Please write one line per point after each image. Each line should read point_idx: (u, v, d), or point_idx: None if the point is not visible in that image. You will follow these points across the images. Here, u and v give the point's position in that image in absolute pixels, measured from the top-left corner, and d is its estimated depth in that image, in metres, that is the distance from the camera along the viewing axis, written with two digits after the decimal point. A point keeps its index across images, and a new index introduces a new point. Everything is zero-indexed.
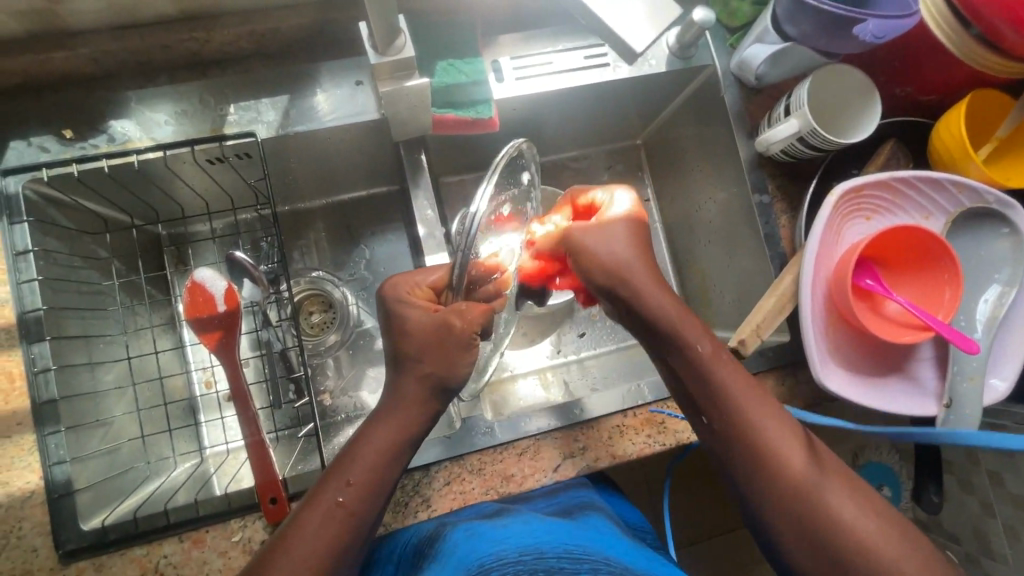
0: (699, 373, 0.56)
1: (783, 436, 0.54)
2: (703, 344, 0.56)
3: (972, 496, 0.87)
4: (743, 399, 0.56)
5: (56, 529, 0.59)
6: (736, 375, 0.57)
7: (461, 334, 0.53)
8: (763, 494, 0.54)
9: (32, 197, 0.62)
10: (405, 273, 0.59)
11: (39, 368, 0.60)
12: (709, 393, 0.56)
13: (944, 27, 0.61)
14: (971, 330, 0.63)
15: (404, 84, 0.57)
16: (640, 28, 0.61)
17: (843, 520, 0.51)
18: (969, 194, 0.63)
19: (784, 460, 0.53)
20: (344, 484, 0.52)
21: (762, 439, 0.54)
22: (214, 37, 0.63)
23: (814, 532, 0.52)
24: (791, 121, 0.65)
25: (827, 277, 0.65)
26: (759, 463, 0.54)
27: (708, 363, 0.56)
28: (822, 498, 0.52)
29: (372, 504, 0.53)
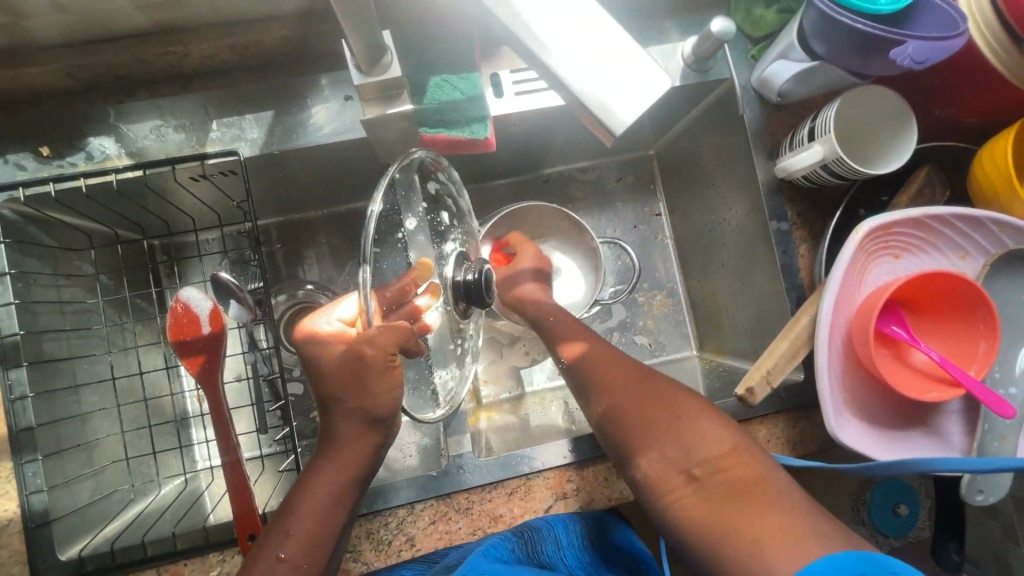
0: (563, 336, 0.70)
1: (619, 371, 0.62)
2: (562, 321, 0.72)
3: (994, 523, 0.82)
4: (590, 349, 0.66)
5: (33, 558, 0.58)
6: (583, 334, 0.70)
7: (375, 363, 0.48)
8: (610, 423, 0.58)
9: (9, 217, 0.59)
10: (315, 316, 0.57)
11: (16, 395, 0.58)
12: (564, 343, 0.69)
13: (997, 49, 0.54)
14: (1007, 384, 0.58)
15: (389, 109, 0.53)
16: (613, 90, 0.35)
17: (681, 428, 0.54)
18: (1013, 234, 0.57)
19: (616, 384, 0.61)
20: (286, 537, 0.50)
21: (598, 373, 0.63)
22: (193, 50, 0.60)
23: (654, 438, 0.55)
24: (815, 148, 0.59)
25: (847, 320, 0.59)
26: (591, 386, 0.62)
27: (565, 324, 0.72)
28: (643, 412, 0.57)
29: (318, 553, 0.51)
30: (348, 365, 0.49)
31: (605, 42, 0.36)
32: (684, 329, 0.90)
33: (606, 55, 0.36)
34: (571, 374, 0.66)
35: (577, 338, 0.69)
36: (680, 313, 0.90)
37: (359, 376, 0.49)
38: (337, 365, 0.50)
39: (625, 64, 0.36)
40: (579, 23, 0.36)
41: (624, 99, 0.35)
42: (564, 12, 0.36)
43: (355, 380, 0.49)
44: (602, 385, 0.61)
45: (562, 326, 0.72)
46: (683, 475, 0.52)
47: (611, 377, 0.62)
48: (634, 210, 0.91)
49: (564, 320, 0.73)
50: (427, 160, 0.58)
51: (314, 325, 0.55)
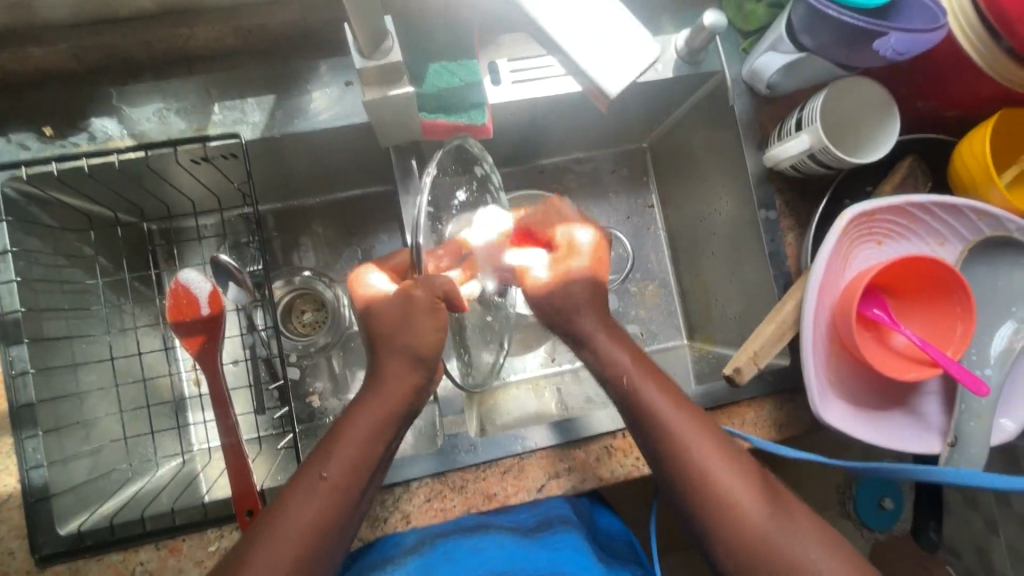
0: (639, 401, 0.57)
1: (721, 456, 0.55)
2: (632, 378, 0.57)
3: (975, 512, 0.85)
4: (680, 422, 0.56)
5: (33, 531, 0.59)
6: (670, 394, 0.57)
7: (422, 303, 0.52)
8: (663, 464, 0.56)
9: (12, 196, 0.60)
10: (367, 266, 0.62)
11: (17, 371, 0.59)
12: (636, 408, 0.57)
13: (977, 44, 0.57)
14: (983, 365, 0.60)
15: (391, 92, 0.55)
16: (607, 63, 0.40)
17: (732, 493, 0.53)
18: (991, 222, 0.59)
19: (719, 477, 0.54)
20: (329, 461, 0.52)
21: (691, 456, 0.54)
22: (198, 33, 0.62)
23: (705, 496, 0.54)
24: (802, 137, 0.61)
25: (831, 304, 0.61)
26: (637, 417, 0.57)
27: (638, 382, 0.57)
28: (699, 464, 0.54)
29: (357, 481, 0.53)
30: (399, 309, 0.54)
31: (598, 21, 0.41)
32: (676, 318, 0.92)
33: (601, 32, 0.40)
34: (650, 443, 0.56)
35: (658, 404, 0.56)
36: (672, 302, 0.92)
37: (413, 314, 0.53)
38: (388, 304, 0.54)
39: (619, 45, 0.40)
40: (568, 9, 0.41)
41: (619, 69, 0.40)
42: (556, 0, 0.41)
43: (401, 321, 0.54)
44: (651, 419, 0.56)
45: (636, 388, 0.57)
46: (737, 534, 0.52)
47: (712, 467, 0.54)
48: (628, 203, 0.93)
49: (627, 367, 0.58)
50: (467, 147, 0.59)
51: (362, 277, 0.59)
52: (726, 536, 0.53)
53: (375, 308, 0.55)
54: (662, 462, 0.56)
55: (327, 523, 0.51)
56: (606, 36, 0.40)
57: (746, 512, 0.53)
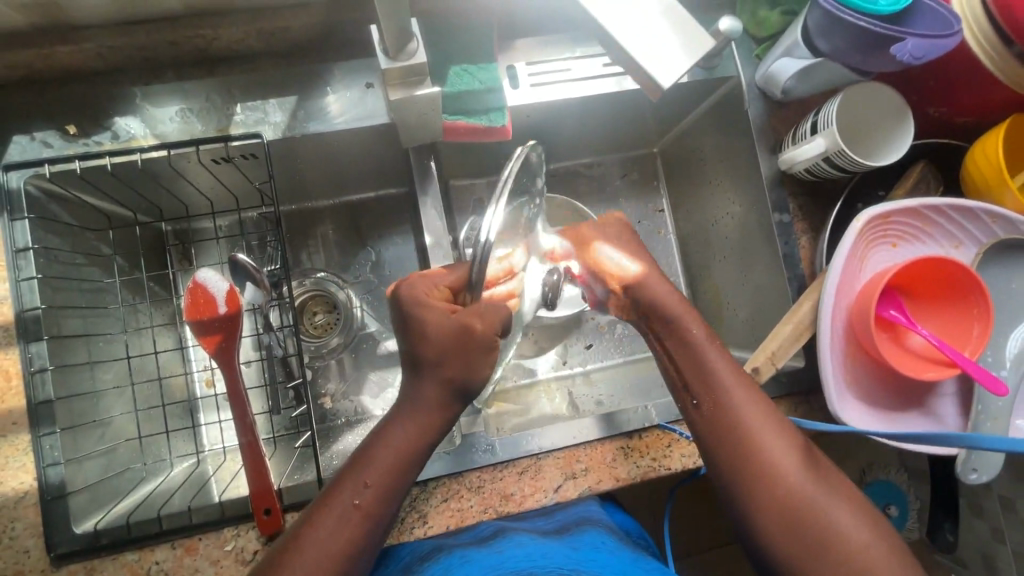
0: (698, 370, 0.57)
1: (770, 430, 0.55)
2: (700, 341, 0.58)
3: None
4: (736, 389, 0.56)
5: (49, 530, 0.59)
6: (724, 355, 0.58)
7: (482, 339, 0.53)
8: (714, 422, 0.56)
9: (33, 193, 0.61)
10: (420, 274, 0.57)
11: (36, 367, 0.59)
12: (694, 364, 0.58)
13: (990, 50, 0.58)
14: (998, 367, 0.61)
15: (416, 91, 0.55)
16: (660, 60, 0.50)
17: (777, 459, 0.53)
18: (1003, 225, 0.60)
19: (763, 441, 0.54)
20: (362, 487, 0.53)
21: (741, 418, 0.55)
22: (222, 35, 0.63)
23: (751, 457, 0.54)
24: (818, 140, 0.62)
25: (847, 306, 0.62)
26: (692, 370, 0.58)
27: (695, 334, 0.59)
28: (746, 424, 0.55)
29: (388, 507, 0.53)
30: (455, 335, 0.53)
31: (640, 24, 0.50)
32: None
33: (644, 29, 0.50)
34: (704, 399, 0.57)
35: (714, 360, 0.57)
36: None
37: (470, 345, 0.52)
38: (442, 328, 0.53)
39: (663, 42, 0.50)
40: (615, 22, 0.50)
41: (664, 63, 0.49)
42: (615, 6, 0.50)
43: (460, 352, 0.53)
44: (706, 372, 0.57)
45: (698, 345, 0.58)
46: (780, 503, 0.52)
47: (759, 439, 0.54)
48: (637, 207, 0.93)
49: (690, 326, 0.59)
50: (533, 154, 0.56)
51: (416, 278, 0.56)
52: (770, 503, 0.53)
53: (427, 329, 0.53)
54: (713, 417, 0.56)
55: (362, 549, 0.52)
56: (651, 33, 0.50)
57: (791, 483, 0.53)
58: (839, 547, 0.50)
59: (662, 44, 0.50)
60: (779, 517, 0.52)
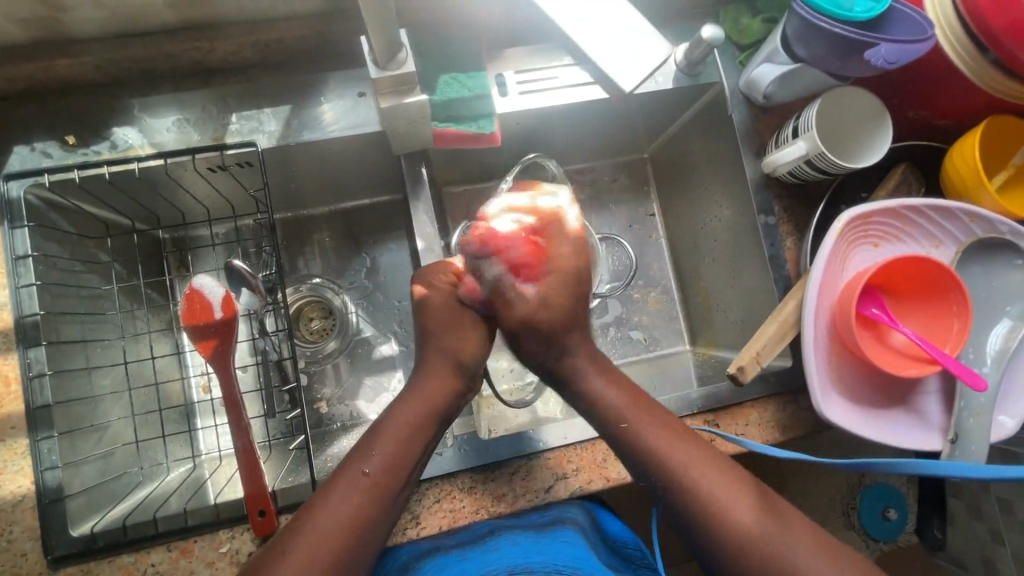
0: (635, 449, 0.57)
1: (736, 500, 0.54)
2: (629, 418, 0.58)
3: (980, 523, 0.85)
4: (688, 468, 0.56)
5: (46, 533, 0.59)
6: (670, 433, 0.58)
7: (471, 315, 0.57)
8: (673, 502, 0.56)
9: (33, 202, 0.62)
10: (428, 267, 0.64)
11: (34, 372, 0.61)
12: (638, 452, 0.57)
13: (962, 52, 0.59)
14: (980, 364, 0.62)
15: (405, 99, 0.57)
16: (636, 63, 0.55)
17: (748, 531, 0.53)
18: (982, 224, 0.62)
19: (731, 514, 0.54)
20: (369, 456, 0.55)
21: (697, 492, 0.55)
22: (217, 46, 0.65)
23: (720, 534, 0.54)
24: (798, 143, 0.64)
25: (831, 304, 0.63)
26: (631, 451, 0.58)
27: (629, 418, 0.58)
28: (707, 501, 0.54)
29: (397, 478, 0.55)
30: None
31: (609, 24, 0.55)
32: (679, 324, 0.92)
33: (611, 31, 0.55)
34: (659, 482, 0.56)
35: (656, 443, 0.57)
36: (675, 309, 0.92)
37: (462, 321, 0.60)
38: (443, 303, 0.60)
39: (637, 42, 0.56)
40: (609, 21, 0.55)
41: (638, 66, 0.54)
42: (589, 16, 0.55)
43: None
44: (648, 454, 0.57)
45: (627, 421, 0.58)
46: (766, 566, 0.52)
47: (728, 513, 0.54)
48: (628, 211, 0.94)
49: (614, 400, 0.59)
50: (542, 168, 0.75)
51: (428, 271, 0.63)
52: (751, 570, 0.52)
53: None
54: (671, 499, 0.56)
55: (367, 525, 0.53)
56: (624, 37, 0.55)
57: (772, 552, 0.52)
58: None
59: (637, 46, 0.55)
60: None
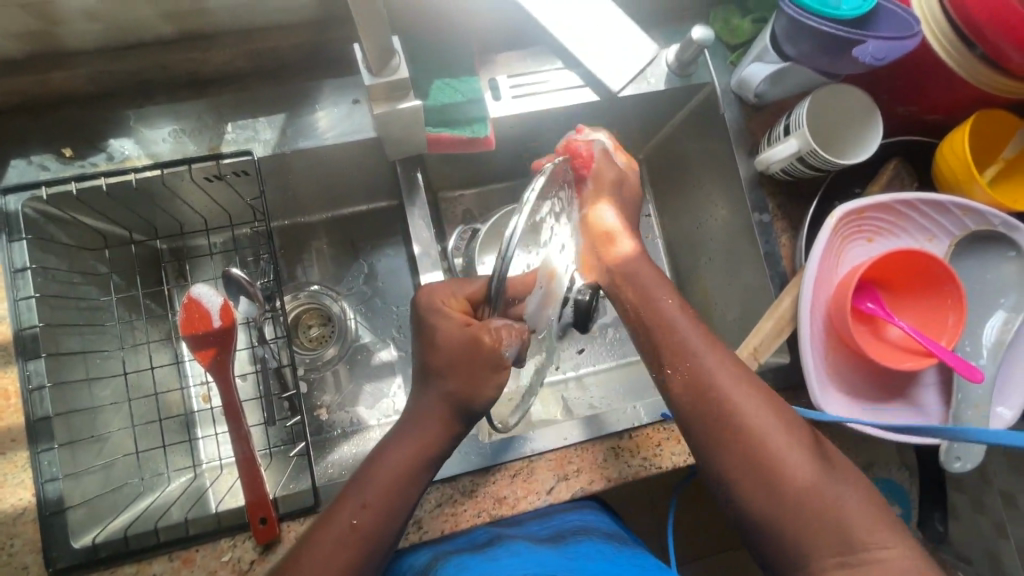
0: (670, 355, 0.59)
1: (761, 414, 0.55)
2: (669, 311, 0.60)
3: (985, 517, 0.85)
4: (723, 375, 0.57)
5: (47, 546, 0.59)
6: (730, 370, 0.57)
7: (490, 353, 0.55)
8: (701, 412, 0.56)
9: (31, 215, 0.62)
10: (443, 284, 0.60)
11: (34, 385, 0.61)
12: (696, 387, 0.57)
13: (949, 48, 0.60)
14: (976, 356, 0.62)
15: (398, 105, 0.57)
16: (622, 68, 0.53)
17: (769, 443, 0.54)
18: (974, 217, 0.62)
19: (757, 427, 0.54)
20: (359, 507, 0.54)
21: (749, 426, 0.54)
22: (211, 57, 0.65)
23: (743, 445, 0.54)
24: (790, 141, 0.65)
25: (828, 299, 0.63)
26: (665, 350, 0.59)
27: (672, 321, 0.60)
28: (737, 410, 0.55)
29: (384, 532, 0.54)
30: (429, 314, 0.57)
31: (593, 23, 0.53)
32: None
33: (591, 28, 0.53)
34: (709, 420, 0.55)
35: (697, 351, 0.58)
36: None
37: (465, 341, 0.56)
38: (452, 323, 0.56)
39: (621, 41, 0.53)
40: (603, 20, 0.54)
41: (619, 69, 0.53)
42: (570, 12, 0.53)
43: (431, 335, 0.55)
44: (687, 357, 0.58)
45: (668, 322, 0.60)
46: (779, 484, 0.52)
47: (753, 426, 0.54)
48: None
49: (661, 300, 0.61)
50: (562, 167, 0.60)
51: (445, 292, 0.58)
52: (764, 483, 0.53)
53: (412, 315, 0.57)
54: (698, 408, 0.56)
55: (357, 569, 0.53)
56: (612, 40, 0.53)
57: (791, 470, 0.52)
58: (848, 527, 0.50)
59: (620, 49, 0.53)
60: (761, 492, 0.53)
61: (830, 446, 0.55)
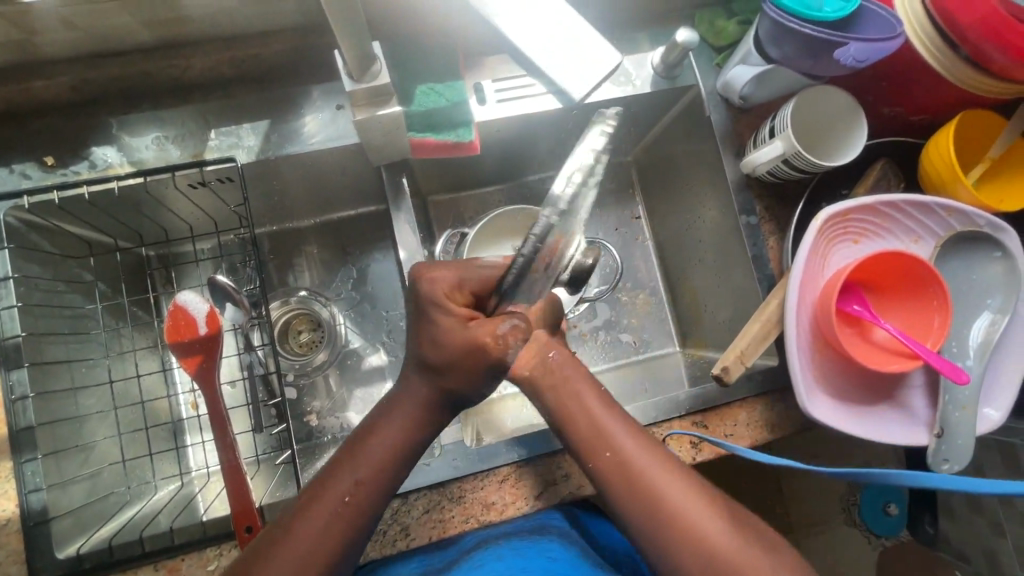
0: (601, 446, 0.57)
1: (691, 498, 0.55)
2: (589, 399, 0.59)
3: (980, 517, 0.84)
4: (650, 465, 0.56)
5: (31, 556, 0.59)
6: (656, 457, 0.57)
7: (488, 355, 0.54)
8: (634, 504, 0.55)
9: (13, 224, 0.62)
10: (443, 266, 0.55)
11: (17, 395, 0.60)
12: (622, 473, 0.56)
13: (933, 49, 0.60)
14: (963, 357, 0.62)
15: (378, 112, 0.57)
16: (577, 70, 0.51)
17: (702, 529, 0.54)
18: (960, 218, 0.62)
19: (689, 514, 0.54)
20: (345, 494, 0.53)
21: (681, 513, 0.54)
22: (193, 64, 0.65)
23: (677, 533, 0.54)
24: (775, 143, 0.64)
25: (814, 302, 0.63)
26: (590, 443, 0.57)
27: (595, 411, 0.58)
28: (667, 499, 0.55)
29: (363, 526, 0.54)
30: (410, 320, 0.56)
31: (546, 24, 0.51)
32: (668, 326, 0.91)
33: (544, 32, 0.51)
34: (639, 507, 0.55)
35: (622, 442, 0.57)
36: (664, 311, 0.92)
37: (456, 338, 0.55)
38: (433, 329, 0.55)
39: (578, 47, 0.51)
40: (547, 22, 0.51)
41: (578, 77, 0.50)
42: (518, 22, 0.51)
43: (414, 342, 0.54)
44: (614, 449, 0.56)
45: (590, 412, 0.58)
46: (716, 564, 0.53)
47: (685, 512, 0.54)
48: (615, 214, 0.93)
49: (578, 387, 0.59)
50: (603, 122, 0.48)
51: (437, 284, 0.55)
52: (701, 566, 0.53)
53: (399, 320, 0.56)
54: (630, 499, 0.55)
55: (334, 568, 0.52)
56: (568, 48, 0.51)
57: (726, 550, 0.53)
58: None
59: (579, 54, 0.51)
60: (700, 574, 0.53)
61: (750, 515, 0.57)
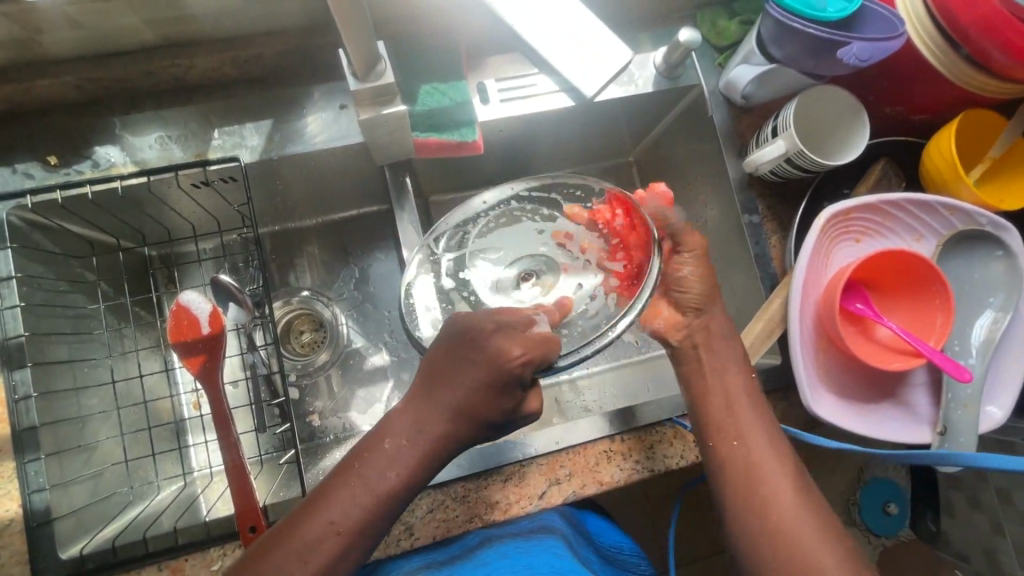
0: (727, 411, 0.59)
1: (787, 480, 0.55)
2: (724, 370, 0.61)
3: (980, 516, 0.85)
4: (757, 438, 0.57)
5: (33, 557, 0.58)
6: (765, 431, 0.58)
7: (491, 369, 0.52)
8: (731, 469, 0.56)
9: (16, 223, 0.62)
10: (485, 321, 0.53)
11: (20, 395, 0.60)
12: (726, 438, 0.58)
13: (934, 49, 0.60)
14: (965, 355, 0.62)
15: (382, 111, 0.57)
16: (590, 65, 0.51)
17: (786, 509, 0.54)
18: (961, 217, 0.62)
19: (777, 491, 0.54)
20: (352, 499, 0.52)
21: (772, 488, 0.54)
22: (197, 63, 0.65)
23: (762, 507, 0.54)
24: (778, 142, 0.65)
25: (818, 300, 0.63)
26: (711, 409, 0.60)
27: (724, 381, 0.61)
28: (765, 472, 0.55)
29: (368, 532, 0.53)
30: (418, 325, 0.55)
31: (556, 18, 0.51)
32: None
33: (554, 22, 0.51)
34: (730, 471, 0.56)
35: (741, 411, 0.59)
36: None
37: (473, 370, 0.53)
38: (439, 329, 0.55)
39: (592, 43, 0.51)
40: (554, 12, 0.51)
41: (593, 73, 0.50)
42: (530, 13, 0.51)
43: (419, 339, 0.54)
44: (731, 415, 0.59)
45: (717, 382, 0.60)
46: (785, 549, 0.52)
47: (776, 490, 0.54)
48: None
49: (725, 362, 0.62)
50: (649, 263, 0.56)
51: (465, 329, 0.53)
52: (773, 548, 0.52)
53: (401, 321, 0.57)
54: (729, 466, 0.57)
55: (334, 569, 0.51)
56: (579, 45, 0.51)
57: (802, 537, 0.52)
58: None
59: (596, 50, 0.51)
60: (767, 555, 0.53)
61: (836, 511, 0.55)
